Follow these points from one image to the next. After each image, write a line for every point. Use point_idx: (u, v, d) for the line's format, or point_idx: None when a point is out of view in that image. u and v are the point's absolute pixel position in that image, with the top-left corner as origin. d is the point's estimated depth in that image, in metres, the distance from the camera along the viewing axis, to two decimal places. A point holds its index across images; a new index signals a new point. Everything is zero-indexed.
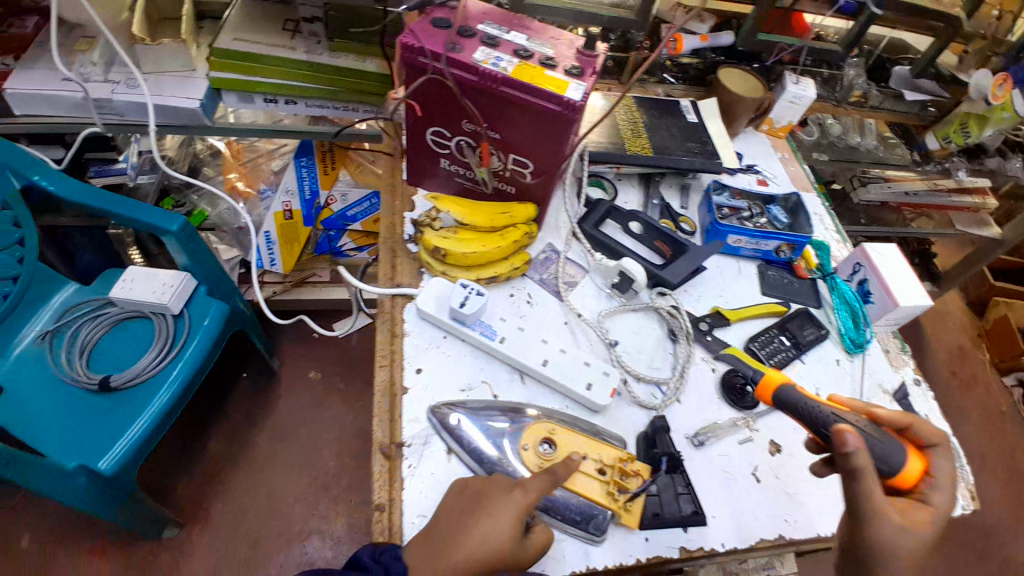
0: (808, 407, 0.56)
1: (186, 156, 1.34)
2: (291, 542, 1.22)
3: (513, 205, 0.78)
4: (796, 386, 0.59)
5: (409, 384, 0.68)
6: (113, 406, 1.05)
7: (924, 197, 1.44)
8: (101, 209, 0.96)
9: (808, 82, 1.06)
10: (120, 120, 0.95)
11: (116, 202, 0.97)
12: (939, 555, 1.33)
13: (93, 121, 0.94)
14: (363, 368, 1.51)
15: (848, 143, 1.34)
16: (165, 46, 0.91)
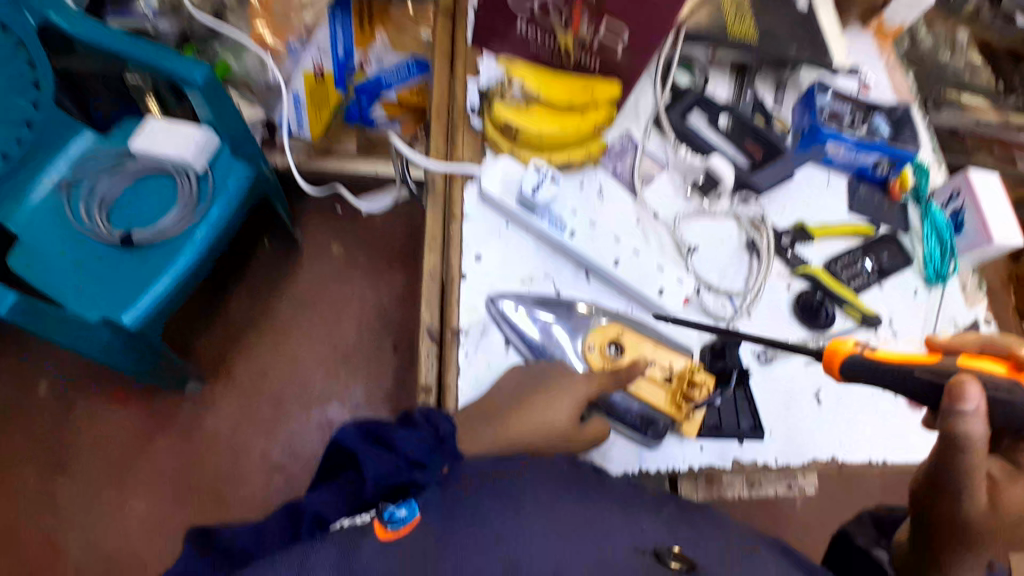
0: (881, 373, 0.47)
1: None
2: (311, 404, 1.24)
3: (594, 82, 0.68)
4: (866, 352, 0.49)
5: (468, 271, 0.62)
6: (133, 263, 1.01)
7: (995, 130, 1.20)
8: (119, 50, 0.83)
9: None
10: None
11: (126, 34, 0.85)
12: None
13: None
14: (387, 242, 1.41)
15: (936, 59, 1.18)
16: None
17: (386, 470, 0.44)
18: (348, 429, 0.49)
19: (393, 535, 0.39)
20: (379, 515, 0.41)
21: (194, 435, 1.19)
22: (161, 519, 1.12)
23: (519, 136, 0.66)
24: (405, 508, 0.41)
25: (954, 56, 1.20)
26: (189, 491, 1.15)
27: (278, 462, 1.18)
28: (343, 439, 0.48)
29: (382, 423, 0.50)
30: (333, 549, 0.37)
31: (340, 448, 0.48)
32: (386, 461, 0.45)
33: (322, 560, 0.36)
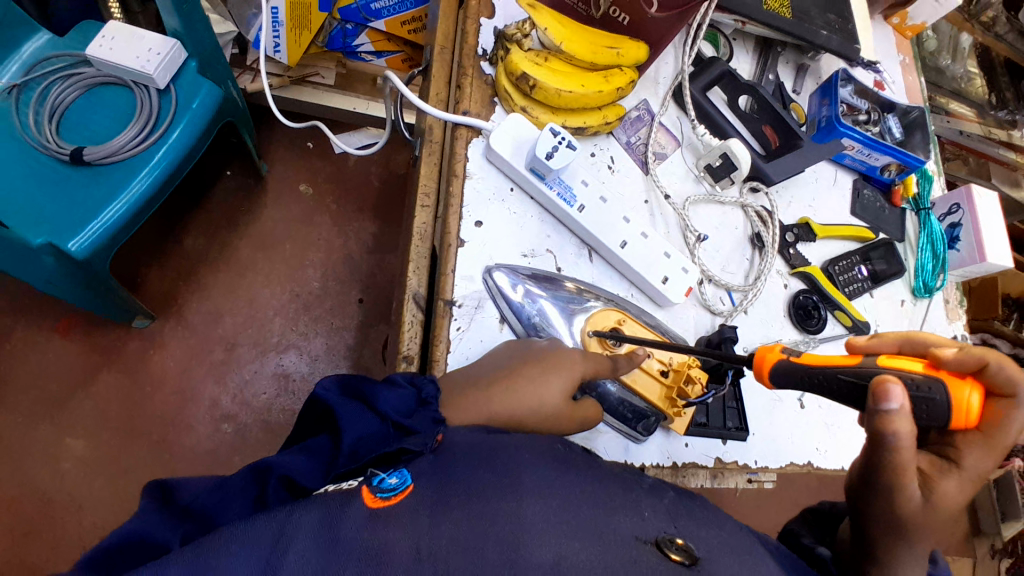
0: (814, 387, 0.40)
1: None
2: (267, 352, 1.18)
3: (621, 41, 0.63)
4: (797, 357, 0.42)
5: (467, 238, 0.58)
6: (84, 182, 0.92)
7: (976, 141, 1.18)
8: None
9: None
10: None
11: None
12: None
13: None
14: (360, 193, 1.34)
15: (936, 64, 1.18)
16: None
17: (366, 432, 0.41)
18: (327, 384, 0.45)
19: (383, 503, 0.34)
20: (366, 481, 0.36)
21: (140, 372, 1.12)
22: (99, 457, 1.06)
23: (534, 92, 0.60)
24: (396, 475, 0.37)
25: (955, 63, 1.20)
26: (131, 430, 1.08)
27: (229, 410, 1.13)
28: (321, 394, 0.44)
29: (363, 377, 0.46)
30: (315, 512, 0.32)
31: (317, 403, 0.44)
32: (367, 422, 0.42)
33: (302, 526, 0.31)
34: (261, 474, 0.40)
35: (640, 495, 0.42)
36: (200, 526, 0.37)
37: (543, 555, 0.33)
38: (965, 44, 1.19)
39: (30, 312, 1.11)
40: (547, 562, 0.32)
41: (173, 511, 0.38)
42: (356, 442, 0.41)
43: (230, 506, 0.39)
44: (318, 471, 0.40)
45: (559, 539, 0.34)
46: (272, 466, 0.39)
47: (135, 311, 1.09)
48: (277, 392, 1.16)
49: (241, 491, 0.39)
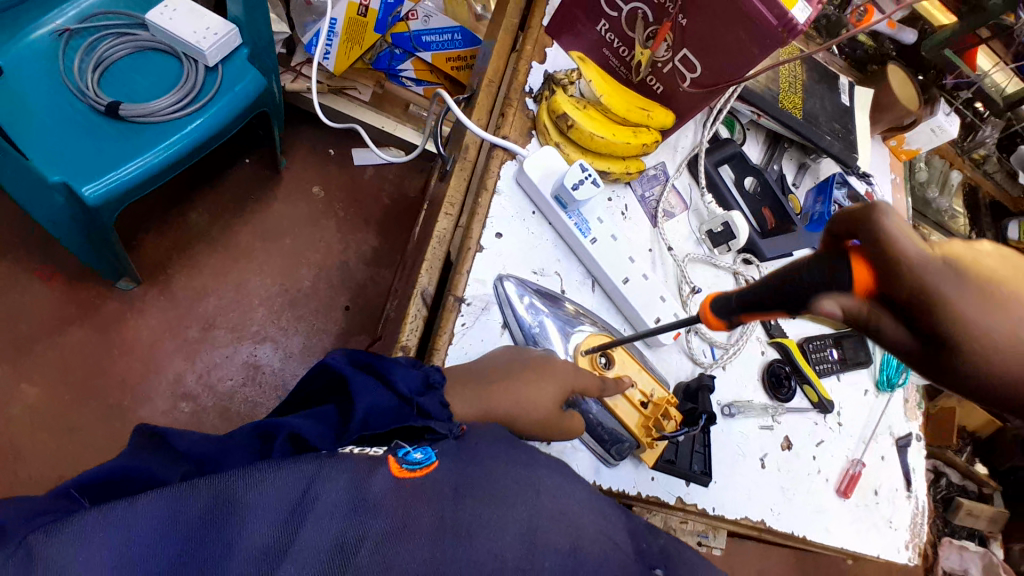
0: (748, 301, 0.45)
1: None
2: (243, 340, 1.18)
3: (653, 106, 0.71)
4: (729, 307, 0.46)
5: (486, 245, 0.62)
6: (112, 134, 0.94)
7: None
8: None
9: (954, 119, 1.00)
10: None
11: None
12: None
13: None
14: (369, 205, 1.38)
15: (924, 193, 1.24)
16: None
17: (379, 404, 0.41)
18: (336, 357, 0.44)
19: (411, 475, 0.35)
20: (392, 451, 0.38)
21: (113, 334, 1.11)
22: (49, 411, 1.03)
23: (570, 131, 0.66)
24: (420, 452, 0.38)
25: (941, 195, 1.25)
26: (89, 390, 1.06)
27: (190, 390, 1.11)
28: (332, 363, 0.43)
29: (375, 353, 0.46)
30: (344, 475, 0.33)
31: (324, 372, 0.44)
32: (381, 395, 0.42)
33: (327, 495, 0.32)
34: (268, 436, 0.40)
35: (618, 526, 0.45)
36: (198, 470, 0.37)
37: (561, 540, 0.35)
38: (954, 181, 1.25)
39: (19, 251, 1.10)
40: (566, 549, 0.35)
41: (169, 454, 0.38)
42: (368, 412, 0.40)
43: (230, 456, 0.39)
44: (327, 435, 0.39)
45: (575, 531, 0.37)
46: (281, 424, 0.38)
47: (122, 273, 1.09)
48: (243, 380, 1.14)
49: (244, 445, 0.39)
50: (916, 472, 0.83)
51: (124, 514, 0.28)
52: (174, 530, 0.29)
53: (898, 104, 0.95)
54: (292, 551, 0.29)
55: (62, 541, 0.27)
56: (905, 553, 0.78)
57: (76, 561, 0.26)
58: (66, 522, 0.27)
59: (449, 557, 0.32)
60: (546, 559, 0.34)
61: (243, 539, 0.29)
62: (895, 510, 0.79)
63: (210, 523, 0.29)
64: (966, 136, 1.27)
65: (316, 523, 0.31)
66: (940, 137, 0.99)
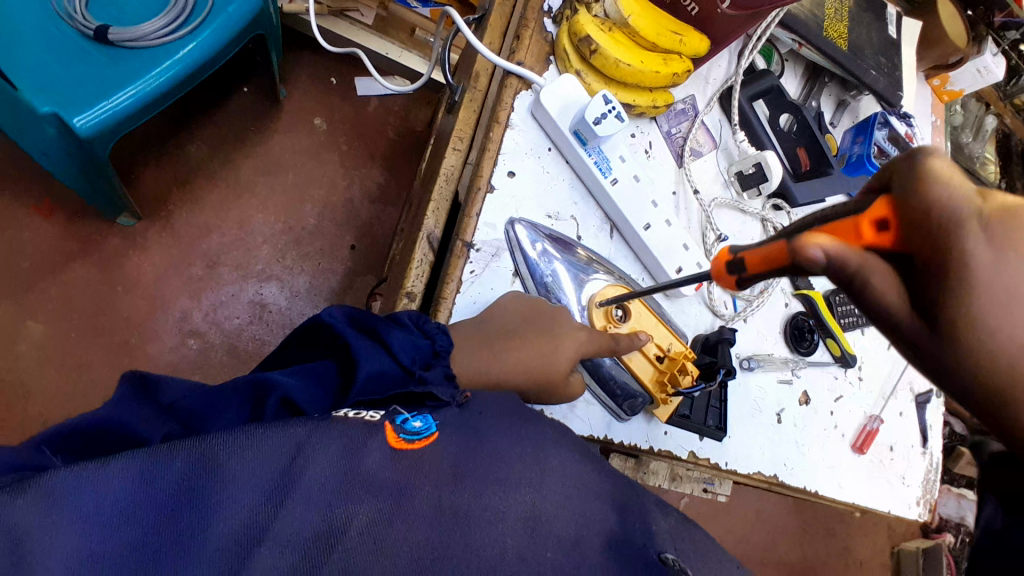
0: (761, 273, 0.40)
1: None
2: (248, 278, 1.15)
3: (686, 29, 0.63)
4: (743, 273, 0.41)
5: (498, 185, 0.57)
6: (102, 62, 0.87)
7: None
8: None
9: (1001, 60, 0.91)
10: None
11: None
12: (802, 536, 1.40)
13: None
14: (375, 139, 1.31)
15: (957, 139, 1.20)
16: None
17: (380, 370, 0.38)
18: (335, 314, 0.41)
19: (407, 447, 0.32)
20: (389, 417, 0.34)
21: (116, 270, 1.08)
22: (59, 347, 1.03)
23: (592, 58, 0.59)
24: (420, 419, 0.34)
25: (975, 141, 1.22)
26: (98, 325, 1.05)
27: (197, 327, 1.10)
28: (330, 321, 0.40)
29: (374, 315, 0.43)
30: (336, 442, 0.30)
31: (321, 328, 0.41)
32: (380, 361, 0.39)
33: (322, 453, 0.29)
34: (260, 390, 0.37)
35: (639, 487, 0.42)
36: (184, 428, 0.35)
37: (563, 527, 0.33)
38: (987, 126, 1.22)
39: (14, 184, 1.06)
40: (567, 538, 0.33)
41: (158, 406, 0.36)
42: (369, 377, 0.37)
43: (219, 416, 0.36)
44: (319, 401, 0.38)
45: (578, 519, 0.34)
46: (273, 385, 0.36)
47: (121, 209, 1.06)
48: (250, 319, 1.13)
49: (231, 401, 0.37)
50: (932, 429, 0.81)
51: (96, 483, 0.25)
52: (143, 504, 0.25)
53: (947, 41, 0.87)
54: (272, 531, 0.27)
55: (34, 502, 0.23)
56: (916, 509, 0.77)
57: (49, 523, 0.23)
58: (30, 482, 0.24)
59: (444, 541, 0.30)
60: (549, 545, 0.32)
61: (220, 518, 0.26)
62: (909, 466, 0.78)
63: (190, 496, 0.26)
64: (1008, 79, 1.14)
65: (299, 503, 0.28)
66: (984, 79, 0.90)
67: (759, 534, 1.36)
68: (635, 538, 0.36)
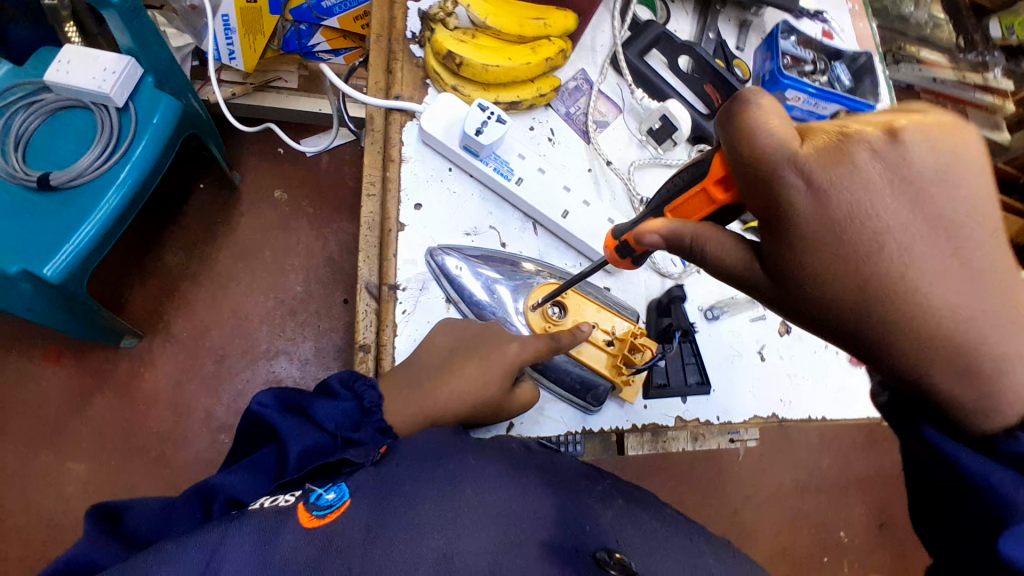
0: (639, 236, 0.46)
1: None
2: (257, 360, 1.18)
3: (548, 11, 0.62)
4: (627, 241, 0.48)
5: (407, 221, 0.58)
6: (51, 208, 0.88)
7: (952, 87, 1.22)
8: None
9: None
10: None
11: None
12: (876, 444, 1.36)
13: None
14: (335, 193, 1.32)
15: None
16: None
17: (310, 445, 0.40)
18: (264, 401, 0.43)
19: (319, 522, 0.33)
20: (303, 497, 0.35)
21: (132, 393, 1.11)
22: (102, 480, 1.06)
23: (462, 70, 0.59)
24: (333, 491, 0.36)
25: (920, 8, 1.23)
26: (131, 448, 1.08)
27: (223, 421, 1.12)
28: (260, 411, 0.42)
29: (303, 392, 0.46)
30: (248, 536, 0.31)
31: (255, 420, 0.44)
32: (311, 436, 0.41)
33: (234, 549, 0.31)
34: (209, 497, 0.39)
35: (577, 478, 0.43)
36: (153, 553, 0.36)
37: (476, 560, 0.32)
38: None
39: (17, 343, 1.10)
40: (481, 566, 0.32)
41: (124, 538, 0.37)
42: (301, 455, 0.39)
43: (176, 528, 0.38)
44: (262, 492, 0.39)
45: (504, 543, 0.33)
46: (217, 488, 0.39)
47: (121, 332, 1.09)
48: None
49: (188, 513, 0.38)
50: None
51: None
52: None
53: None
54: None
55: None
56: None
57: None
58: None
59: None
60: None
61: None
62: None
63: None
64: None
65: None
66: None
67: (829, 457, 1.31)
68: (580, 536, 0.36)
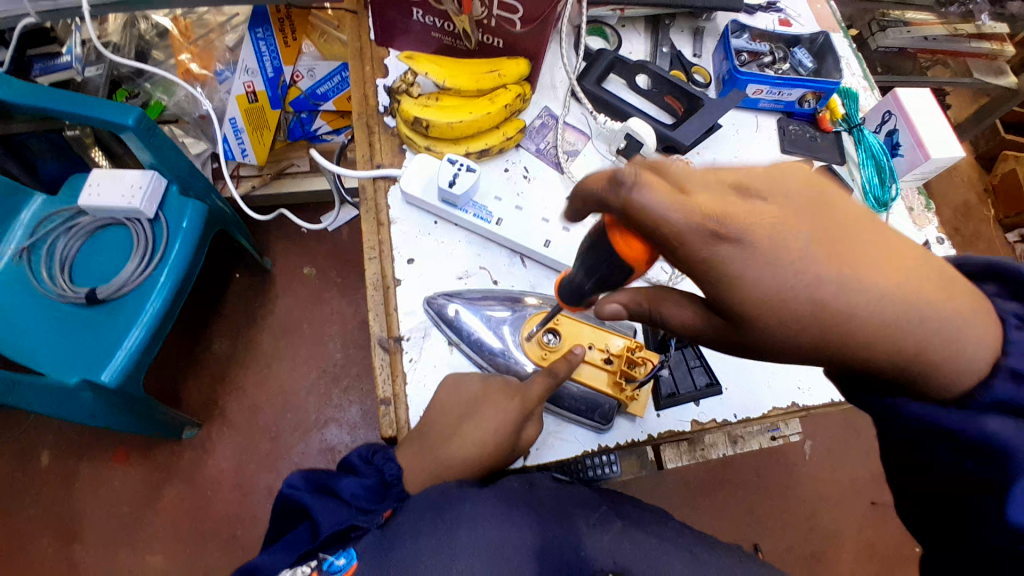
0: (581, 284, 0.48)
1: (133, 39, 1.11)
2: (309, 431, 1.23)
3: (502, 62, 0.68)
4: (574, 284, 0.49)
5: (402, 276, 0.62)
6: (101, 319, 0.97)
7: (945, 42, 1.21)
8: (59, 111, 0.85)
9: None
10: (53, 6, 0.79)
11: (62, 98, 0.85)
12: None
13: (27, 10, 0.79)
14: (358, 260, 1.41)
15: None
16: None
17: (337, 521, 0.46)
18: (295, 483, 0.49)
19: None
20: (318, 568, 0.43)
21: (199, 480, 1.18)
22: (182, 567, 1.12)
23: (430, 131, 0.65)
24: (342, 557, 0.43)
25: None
26: (205, 533, 1.14)
27: None
28: (291, 491, 0.48)
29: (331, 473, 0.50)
30: None
31: (290, 500, 0.49)
32: (338, 513, 0.46)
33: None
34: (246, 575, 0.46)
35: (573, 507, 0.46)
36: None
37: None
38: None
39: (91, 448, 1.18)
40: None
41: None
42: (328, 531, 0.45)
43: None
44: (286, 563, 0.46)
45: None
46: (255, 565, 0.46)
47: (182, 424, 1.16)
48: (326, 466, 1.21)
49: None
50: None
51: None
52: None
53: None
54: None
55: None
56: None
57: None
58: None
59: None
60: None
61: None
62: None
63: None
64: None
65: None
66: None
67: None
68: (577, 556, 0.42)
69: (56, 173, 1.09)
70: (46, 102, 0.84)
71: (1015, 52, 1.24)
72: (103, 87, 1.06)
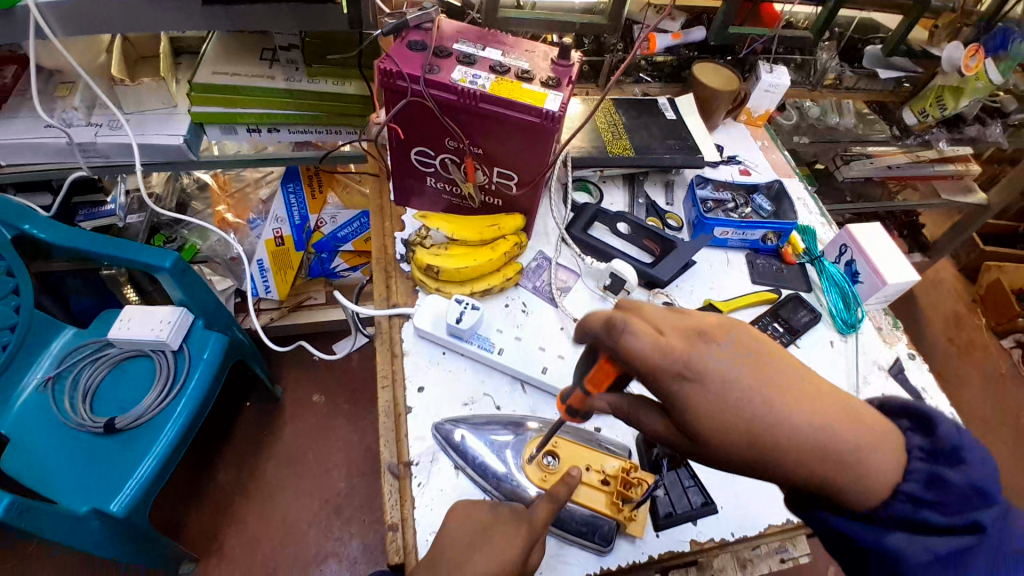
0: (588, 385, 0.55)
1: (173, 191, 1.25)
2: (308, 567, 1.20)
3: (500, 217, 0.80)
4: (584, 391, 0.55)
5: (413, 404, 0.68)
6: (116, 449, 1.00)
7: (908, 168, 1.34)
8: (101, 251, 0.95)
9: (781, 68, 1.07)
10: (104, 163, 0.89)
11: (106, 243, 0.96)
12: None
13: (79, 165, 0.88)
14: (366, 387, 1.47)
15: (826, 124, 1.31)
16: (144, 85, 0.84)
17: None
18: None
19: None
20: None
21: None
22: None
23: (440, 275, 0.75)
24: None
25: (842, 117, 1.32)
26: None
27: None
28: None
29: None
30: None
31: None
32: None
33: None
34: None
35: None
36: None
37: None
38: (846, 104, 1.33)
39: None
40: None
41: None
42: None
43: None
44: None
45: None
46: None
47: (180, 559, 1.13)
48: None
49: None
50: (928, 390, 0.80)
51: None
52: None
53: (718, 93, 1.02)
54: None
55: None
56: None
57: None
58: None
59: None
60: None
61: None
62: None
63: None
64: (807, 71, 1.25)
65: None
66: (778, 91, 1.08)
67: None
68: None
69: (93, 310, 1.21)
70: (96, 248, 0.95)
71: (976, 169, 1.41)
72: (141, 231, 1.19)
